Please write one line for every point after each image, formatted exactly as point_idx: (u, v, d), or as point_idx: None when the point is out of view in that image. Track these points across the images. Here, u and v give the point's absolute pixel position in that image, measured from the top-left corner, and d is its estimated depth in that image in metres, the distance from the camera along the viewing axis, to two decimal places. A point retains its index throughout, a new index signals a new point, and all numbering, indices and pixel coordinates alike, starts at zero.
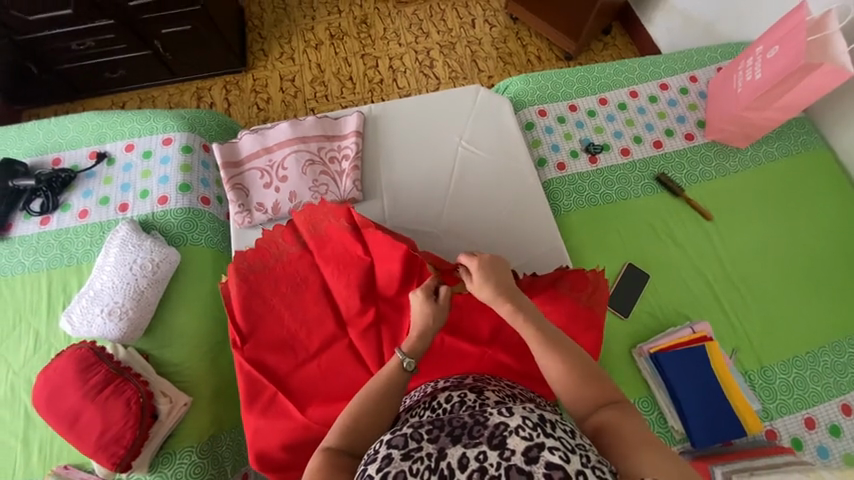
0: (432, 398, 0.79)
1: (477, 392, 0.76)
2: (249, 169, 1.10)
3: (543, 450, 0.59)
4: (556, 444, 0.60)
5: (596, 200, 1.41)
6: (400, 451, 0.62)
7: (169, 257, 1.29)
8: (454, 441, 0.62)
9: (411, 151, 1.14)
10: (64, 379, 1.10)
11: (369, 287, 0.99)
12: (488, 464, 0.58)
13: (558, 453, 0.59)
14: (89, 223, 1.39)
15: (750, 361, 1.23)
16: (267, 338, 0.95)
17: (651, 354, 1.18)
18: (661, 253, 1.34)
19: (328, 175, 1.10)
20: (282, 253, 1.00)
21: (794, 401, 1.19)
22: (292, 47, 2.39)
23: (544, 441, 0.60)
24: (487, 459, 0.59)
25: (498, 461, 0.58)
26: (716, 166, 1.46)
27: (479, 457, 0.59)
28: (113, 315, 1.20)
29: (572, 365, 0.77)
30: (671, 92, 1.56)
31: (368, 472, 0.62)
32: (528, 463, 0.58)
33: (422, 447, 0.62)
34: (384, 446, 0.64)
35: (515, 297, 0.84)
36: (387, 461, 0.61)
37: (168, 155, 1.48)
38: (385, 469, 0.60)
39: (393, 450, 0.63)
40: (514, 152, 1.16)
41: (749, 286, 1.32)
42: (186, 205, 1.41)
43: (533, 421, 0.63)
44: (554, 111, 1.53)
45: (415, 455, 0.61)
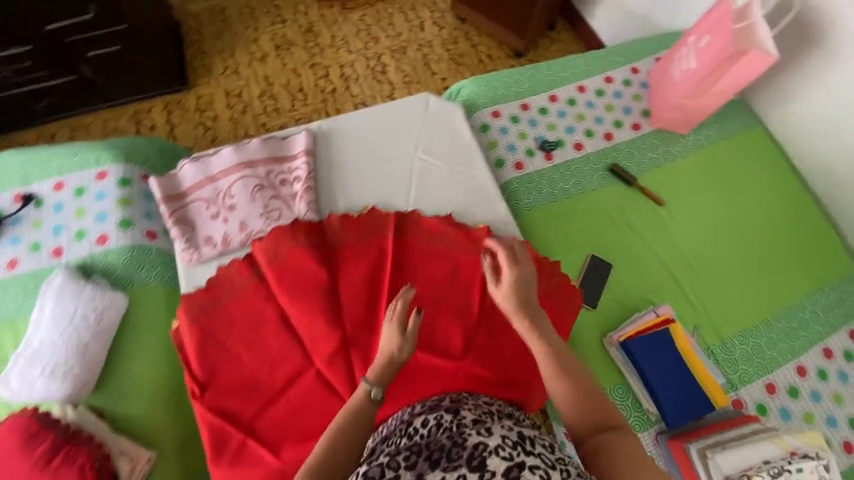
0: (409, 425, 0.76)
1: (454, 412, 0.74)
2: (193, 200, 1.03)
3: (523, 470, 0.58)
4: (536, 463, 0.60)
5: (555, 196, 1.43)
6: None
7: (114, 303, 1.21)
8: (434, 466, 0.60)
9: (366, 166, 1.11)
10: (5, 454, 1.00)
11: (333, 311, 0.95)
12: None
13: (538, 472, 0.59)
14: (19, 274, 1.26)
15: (711, 336, 1.28)
16: (228, 383, 0.90)
17: (621, 343, 1.21)
18: (621, 242, 1.38)
19: (280, 199, 1.04)
20: (234, 289, 0.96)
21: (755, 369, 1.25)
22: (236, 60, 2.27)
23: (524, 460, 0.60)
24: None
25: None
26: (663, 152, 1.52)
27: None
28: (57, 374, 1.12)
29: (575, 386, 0.78)
30: (616, 84, 1.61)
31: None
32: None
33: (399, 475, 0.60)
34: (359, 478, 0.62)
35: (533, 315, 0.86)
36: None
37: (105, 191, 1.37)
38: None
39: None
40: (470, 157, 1.15)
41: (704, 265, 1.38)
42: (129, 242, 1.31)
43: (512, 440, 0.63)
44: (508, 111, 1.54)
45: None
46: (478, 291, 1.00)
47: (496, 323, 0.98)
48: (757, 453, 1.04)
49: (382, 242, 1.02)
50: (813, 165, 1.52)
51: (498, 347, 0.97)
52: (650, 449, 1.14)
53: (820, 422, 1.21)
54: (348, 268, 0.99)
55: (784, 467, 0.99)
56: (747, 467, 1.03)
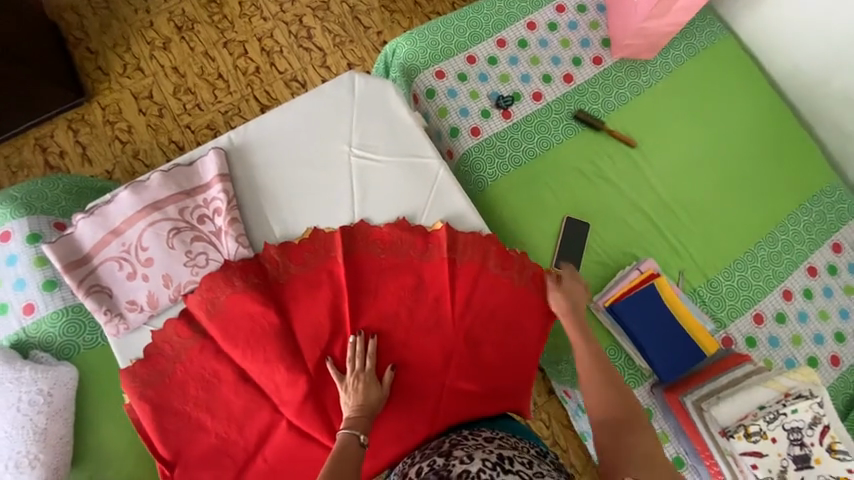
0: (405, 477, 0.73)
1: (446, 455, 0.72)
2: (101, 262, 0.87)
3: None
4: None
5: (520, 159, 1.29)
6: None
7: (62, 377, 1.08)
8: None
9: (297, 179, 0.95)
10: None
11: (293, 355, 0.86)
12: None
13: None
14: None
15: (696, 278, 1.24)
16: (197, 453, 0.83)
17: (607, 307, 1.16)
18: (597, 196, 1.28)
19: (203, 239, 0.90)
20: (178, 351, 0.85)
21: (741, 303, 1.23)
22: (134, 55, 1.93)
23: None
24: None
25: None
26: (630, 86, 1.36)
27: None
28: (22, 466, 1.01)
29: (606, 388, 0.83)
30: (569, 13, 1.41)
31: None
32: None
33: None
34: None
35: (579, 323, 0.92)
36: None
37: (13, 253, 1.18)
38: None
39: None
40: (413, 142, 0.98)
41: (684, 204, 1.30)
42: (60, 306, 1.16)
43: (492, 462, 0.67)
44: (453, 69, 1.34)
45: None
46: (449, 297, 0.91)
47: (474, 327, 0.90)
48: (752, 400, 1.05)
49: (332, 267, 0.91)
50: (786, 70, 1.40)
51: (481, 351, 0.90)
52: (648, 402, 1.15)
53: (807, 342, 1.22)
54: (301, 303, 0.89)
55: (781, 412, 1.00)
56: (743, 417, 1.04)
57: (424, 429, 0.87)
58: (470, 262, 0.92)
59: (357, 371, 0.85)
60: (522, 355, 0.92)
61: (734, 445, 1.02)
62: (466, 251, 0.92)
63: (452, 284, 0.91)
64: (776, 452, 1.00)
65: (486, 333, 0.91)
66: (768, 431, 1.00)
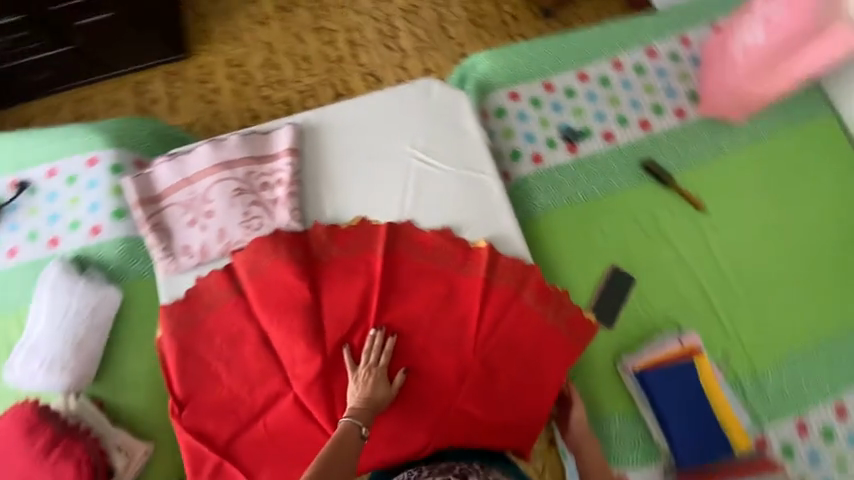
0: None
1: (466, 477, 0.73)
2: (169, 204, 0.95)
3: None
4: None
5: (577, 196, 1.26)
6: None
7: (108, 297, 1.18)
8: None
9: (358, 168, 0.98)
10: (8, 444, 1.02)
11: (315, 333, 0.88)
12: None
13: None
14: (21, 262, 1.26)
15: (740, 364, 1.14)
16: (207, 401, 0.86)
17: (636, 372, 1.10)
18: (650, 251, 1.23)
19: (261, 205, 0.95)
20: (215, 302, 0.91)
21: (784, 403, 1.12)
22: (236, 24, 2.10)
23: None
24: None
25: None
26: (710, 146, 1.30)
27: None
28: (54, 367, 1.11)
29: None
30: (660, 60, 1.37)
31: None
32: None
33: None
34: None
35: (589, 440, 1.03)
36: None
37: (96, 178, 1.31)
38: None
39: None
40: (475, 157, 0.99)
41: (743, 281, 1.20)
42: (121, 234, 1.26)
43: None
44: (529, 93, 1.34)
45: None
46: (476, 316, 0.89)
47: (494, 354, 0.88)
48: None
49: (370, 259, 0.93)
50: None
51: (496, 379, 0.88)
52: None
53: None
54: (335, 286, 0.91)
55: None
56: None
57: (420, 442, 0.85)
58: (505, 288, 0.90)
59: (371, 367, 0.85)
60: (536, 396, 0.88)
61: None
62: (504, 276, 0.91)
63: (482, 305, 0.90)
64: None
65: (504, 363, 0.88)
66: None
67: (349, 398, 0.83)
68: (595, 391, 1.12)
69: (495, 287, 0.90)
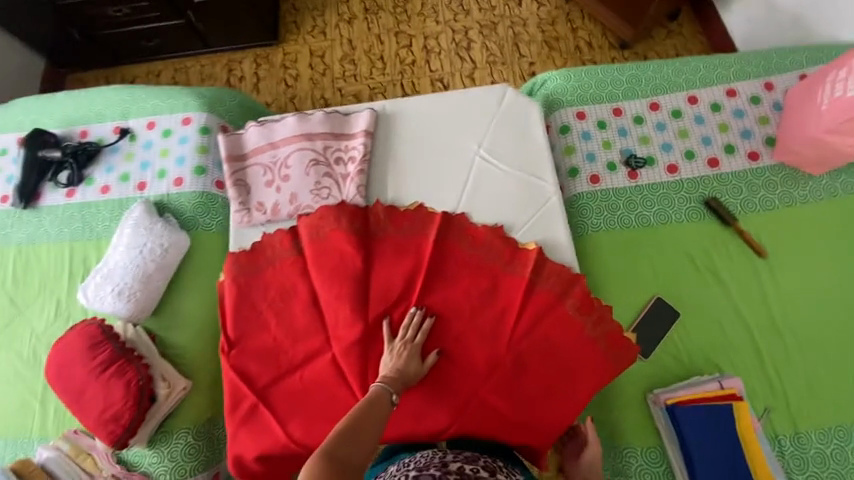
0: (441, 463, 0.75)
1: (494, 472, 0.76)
2: (253, 164, 1.05)
3: None
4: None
5: (631, 221, 1.25)
6: None
7: (179, 242, 1.29)
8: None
9: (424, 158, 1.04)
10: (72, 354, 1.12)
11: (360, 302, 0.93)
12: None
13: None
14: (110, 199, 1.41)
15: (784, 423, 1.07)
16: (253, 345, 0.94)
17: (668, 405, 1.06)
18: (699, 289, 1.19)
19: (332, 177, 1.02)
20: (275, 258, 0.98)
21: (828, 475, 1.03)
22: (324, 20, 2.27)
23: None
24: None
25: None
26: (781, 194, 1.25)
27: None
28: (122, 295, 1.21)
29: None
30: (739, 100, 1.34)
31: None
32: None
33: None
34: None
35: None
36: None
37: (187, 136, 1.46)
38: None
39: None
40: (538, 164, 1.01)
41: (798, 337, 1.13)
42: (199, 189, 1.39)
43: None
44: (596, 114, 1.36)
45: None
46: (514, 314, 0.91)
47: (527, 354, 0.89)
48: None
49: (422, 242, 0.97)
50: None
51: (525, 379, 0.88)
52: None
53: None
54: (385, 262, 0.96)
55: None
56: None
57: (441, 425, 0.87)
58: (548, 292, 0.92)
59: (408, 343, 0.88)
60: (563, 404, 0.87)
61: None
62: (548, 281, 0.92)
63: (522, 305, 0.91)
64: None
65: (536, 365, 0.89)
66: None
67: (382, 367, 0.86)
68: (620, 418, 1.10)
69: (539, 290, 0.92)
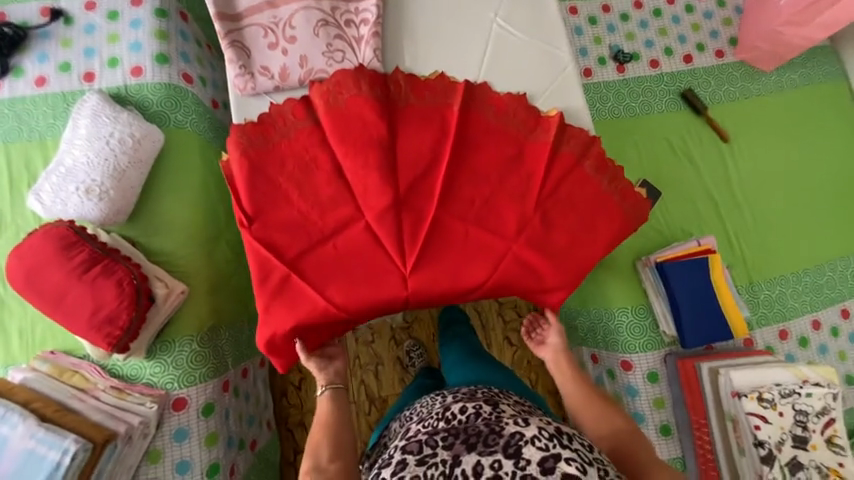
0: (446, 409, 0.78)
1: (493, 405, 0.78)
2: (250, 25, 0.96)
3: (558, 462, 0.67)
4: (572, 455, 0.68)
5: (620, 113, 1.35)
6: (415, 457, 0.69)
7: (151, 135, 1.13)
8: (470, 449, 0.68)
9: (441, 27, 1.00)
10: (41, 257, 0.97)
11: (388, 170, 0.89)
12: (502, 471, 0.66)
13: (573, 464, 0.67)
14: (49, 92, 1.17)
15: (741, 277, 1.28)
16: (276, 219, 0.87)
17: (657, 264, 1.21)
18: (678, 172, 1.33)
19: (344, 40, 0.97)
20: (288, 129, 0.89)
21: (773, 314, 1.27)
22: None
23: (559, 453, 0.67)
24: (503, 466, 0.66)
25: (514, 469, 0.66)
26: (741, 87, 1.41)
27: (494, 464, 0.67)
28: (91, 194, 1.05)
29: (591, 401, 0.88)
30: (709, 3, 1.45)
31: (382, 475, 0.70)
32: (544, 473, 0.66)
33: (437, 453, 0.69)
34: (399, 452, 0.71)
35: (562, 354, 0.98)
36: (401, 465, 0.69)
37: (139, 18, 1.22)
38: (400, 473, 0.68)
39: (407, 455, 0.70)
40: (553, 35, 1.02)
41: (753, 208, 1.33)
42: (165, 80, 1.20)
43: (548, 432, 0.70)
44: (586, 10, 1.39)
45: (429, 462, 0.68)
46: (540, 177, 0.92)
47: (552, 211, 0.93)
48: (770, 376, 1.11)
49: (446, 111, 0.92)
50: None
51: (551, 235, 0.92)
52: (656, 366, 1.22)
53: None
54: (409, 130, 0.91)
55: (796, 391, 1.07)
56: (760, 385, 1.10)
57: (475, 278, 0.90)
58: (569, 154, 0.94)
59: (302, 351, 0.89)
60: (585, 253, 0.94)
61: (743, 404, 1.08)
62: (570, 144, 0.94)
63: (546, 168, 0.93)
64: (779, 424, 1.07)
65: (562, 221, 0.93)
66: (778, 404, 1.07)
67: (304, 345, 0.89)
68: (615, 285, 1.24)
69: (562, 150, 0.94)
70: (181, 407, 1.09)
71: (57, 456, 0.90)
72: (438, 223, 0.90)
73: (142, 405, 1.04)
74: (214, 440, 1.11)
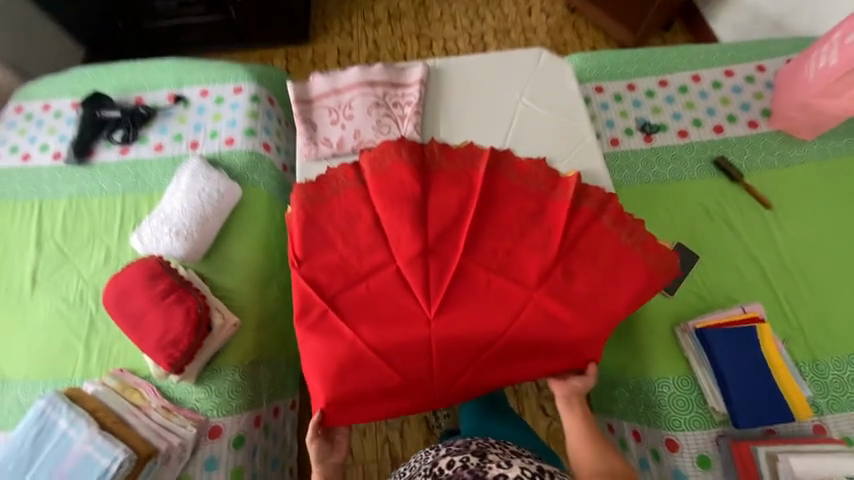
0: (434, 465, 0.77)
1: (481, 456, 0.76)
2: (319, 107, 1.20)
3: None
4: None
5: (649, 178, 1.39)
6: None
7: (232, 190, 1.37)
8: None
9: (472, 106, 1.18)
10: (132, 284, 1.17)
11: (420, 224, 1.00)
12: None
13: None
14: (163, 156, 1.50)
15: (803, 353, 1.16)
16: (320, 261, 0.99)
17: (697, 330, 1.14)
18: (716, 236, 1.31)
19: (391, 117, 1.18)
20: (340, 187, 1.03)
21: (848, 399, 1.11)
22: (351, 23, 2.32)
23: None
24: None
25: None
26: (780, 155, 1.40)
27: None
28: (180, 235, 1.28)
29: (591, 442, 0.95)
30: (737, 79, 1.53)
31: None
32: None
33: None
34: None
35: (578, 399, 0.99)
36: None
37: (238, 102, 1.55)
38: None
39: None
40: (573, 111, 1.16)
41: (808, 276, 1.25)
42: (249, 148, 1.48)
43: (530, 471, 0.72)
44: (612, 89, 1.52)
45: None
46: (560, 231, 0.98)
47: (573, 265, 0.96)
48: (840, 468, 0.97)
49: (474, 173, 1.04)
50: None
51: (573, 287, 0.95)
52: (707, 449, 1.09)
53: None
54: (441, 189, 1.03)
55: None
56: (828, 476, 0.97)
57: (496, 325, 0.93)
58: (587, 210, 0.99)
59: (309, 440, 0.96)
60: (608, 306, 0.95)
61: None
62: (588, 201, 1.00)
63: (566, 224, 0.98)
64: None
65: (583, 274, 0.96)
66: None
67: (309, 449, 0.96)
68: (652, 350, 1.18)
69: (583, 206, 1.00)
70: (216, 435, 1.16)
71: (107, 463, 1.01)
72: (463, 271, 0.97)
73: (183, 427, 1.13)
74: (238, 474, 1.15)
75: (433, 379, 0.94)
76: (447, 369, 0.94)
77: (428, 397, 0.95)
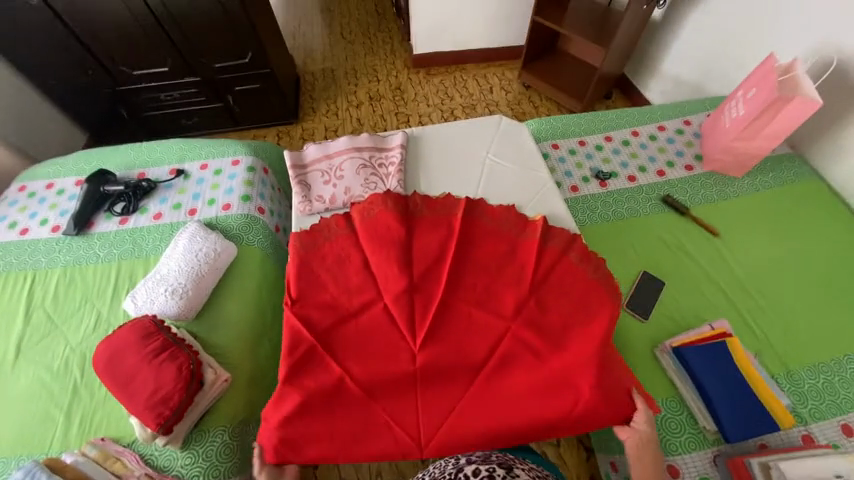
0: (460, 471, 0.85)
1: (507, 469, 0.84)
2: (312, 170, 1.35)
3: None
4: None
5: (609, 217, 1.56)
6: None
7: (228, 249, 1.45)
8: None
9: (446, 163, 1.36)
10: (125, 343, 1.18)
11: (406, 264, 1.09)
12: None
13: None
14: (162, 224, 1.59)
15: (776, 365, 1.23)
16: (313, 302, 1.05)
17: (674, 349, 1.22)
18: (676, 263, 1.44)
19: (377, 176, 1.34)
20: (331, 234, 1.14)
21: (827, 406, 1.16)
22: (337, 105, 2.64)
23: None
24: None
25: None
26: (717, 192, 1.62)
27: None
28: (175, 294, 1.31)
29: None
30: (669, 132, 1.80)
31: None
32: None
33: None
34: None
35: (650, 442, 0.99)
36: None
37: (235, 172, 1.71)
38: None
39: None
40: (533, 164, 1.35)
41: (764, 293, 1.37)
42: (245, 212, 1.60)
43: None
44: (566, 145, 1.77)
45: None
46: (531, 267, 1.09)
47: (547, 293, 1.06)
48: (827, 466, 1.00)
49: (452, 218, 1.17)
50: None
51: (546, 317, 1.04)
52: (707, 471, 1.09)
53: None
54: (423, 233, 1.15)
55: None
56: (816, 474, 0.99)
57: (478, 351, 1.00)
58: (553, 249, 1.12)
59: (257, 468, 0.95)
60: (583, 333, 1.02)
61: None
62: (554, 240, 1.13)
63: (536, 259, 1.10)
64: None
65: (555, 305, 1.05)
66: None
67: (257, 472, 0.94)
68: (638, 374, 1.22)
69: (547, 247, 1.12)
70: None
71: None
72: (449, 304, 1.05)
73: None
74: None
75: (419, 421, 0.94)
76: (430, 408, 0.95)
77: (408, 443, 0.93)
